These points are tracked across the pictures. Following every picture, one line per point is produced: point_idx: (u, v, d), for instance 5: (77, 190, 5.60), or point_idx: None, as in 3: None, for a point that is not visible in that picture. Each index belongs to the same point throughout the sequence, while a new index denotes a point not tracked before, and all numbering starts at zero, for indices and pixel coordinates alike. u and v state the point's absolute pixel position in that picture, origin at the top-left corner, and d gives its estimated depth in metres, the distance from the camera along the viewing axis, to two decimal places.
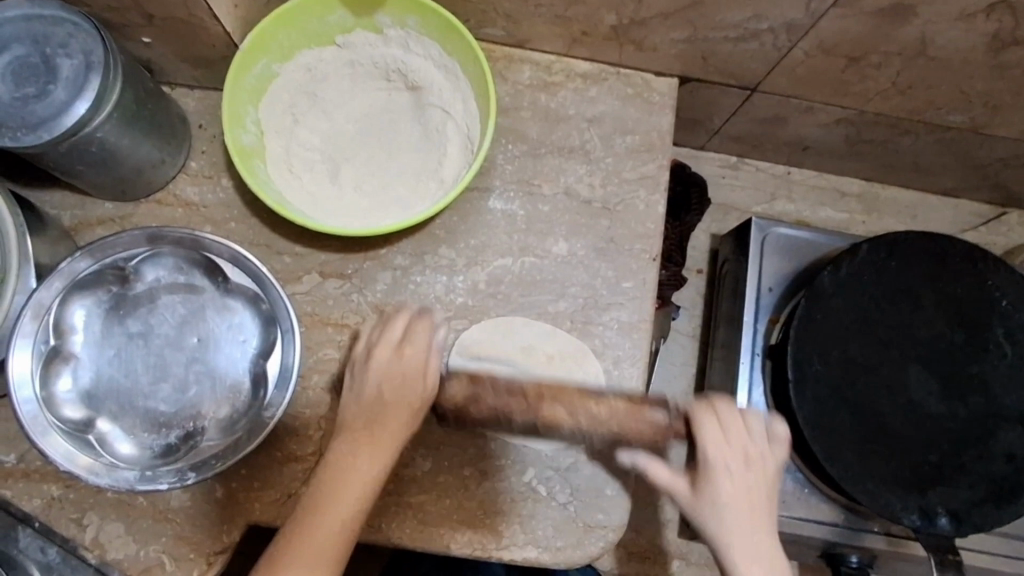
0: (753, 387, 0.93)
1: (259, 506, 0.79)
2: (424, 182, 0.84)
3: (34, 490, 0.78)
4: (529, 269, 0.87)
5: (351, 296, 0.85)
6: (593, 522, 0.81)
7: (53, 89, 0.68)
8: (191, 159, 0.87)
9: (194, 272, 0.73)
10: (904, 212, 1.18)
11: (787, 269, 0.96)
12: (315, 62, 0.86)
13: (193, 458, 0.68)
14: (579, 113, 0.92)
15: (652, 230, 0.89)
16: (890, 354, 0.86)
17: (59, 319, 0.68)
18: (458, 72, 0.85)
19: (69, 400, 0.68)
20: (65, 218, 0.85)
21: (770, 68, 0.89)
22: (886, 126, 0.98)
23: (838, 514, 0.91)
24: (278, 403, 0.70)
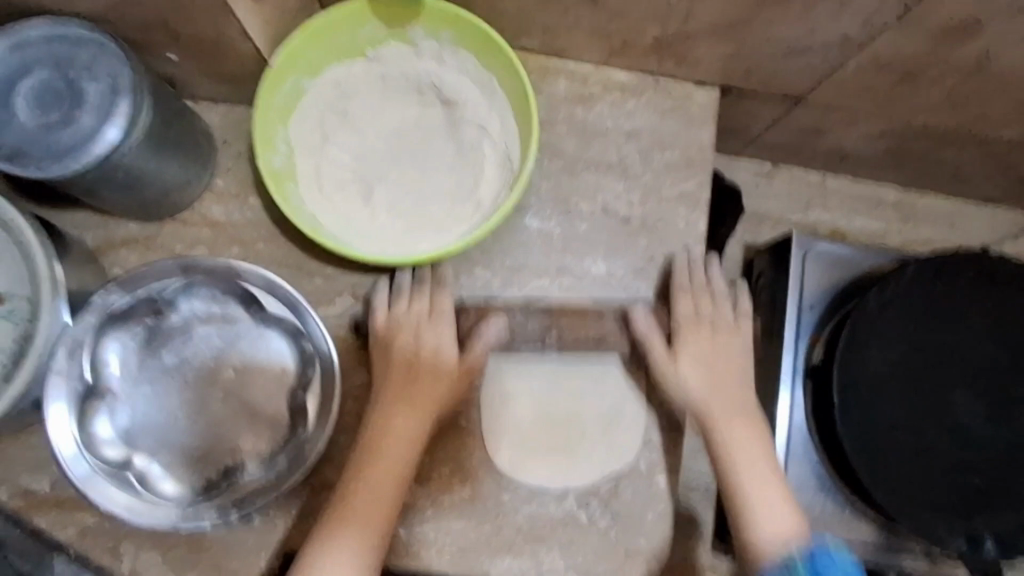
0: (793, 407, 0.91)
1: (296, 534, 0.77)
2: (461, 202, 0.81)
3: (68, 519, 0.77)
4: (566, 290, 0.85)
5: (386, 318, 0.83)
6: (633, 549, 0.80)
7: (80, 115, 0.66)
8: (217, 176, 0.84)
9: (228, 301, 0.71)
10: (942, 222, 1.15)
11: (826, 287, 0.94)
12: (345, 77, 0.83)
13: (234, 494, 0.67)
14: (616, 127, 0.89)
15: (692, 249, 0.87)
16: (936, 377, 0.84)
17: (93, 356, 0.67)
18: (494, 87, 0.82)
19: (108, 439, 0.67)
20: (89, 238, 0.82)
21: (817, 82, 0.85)
22: (931, 139, 0.95)
23: (878, 537, 0.90)
24: (318, 437, 0.68)
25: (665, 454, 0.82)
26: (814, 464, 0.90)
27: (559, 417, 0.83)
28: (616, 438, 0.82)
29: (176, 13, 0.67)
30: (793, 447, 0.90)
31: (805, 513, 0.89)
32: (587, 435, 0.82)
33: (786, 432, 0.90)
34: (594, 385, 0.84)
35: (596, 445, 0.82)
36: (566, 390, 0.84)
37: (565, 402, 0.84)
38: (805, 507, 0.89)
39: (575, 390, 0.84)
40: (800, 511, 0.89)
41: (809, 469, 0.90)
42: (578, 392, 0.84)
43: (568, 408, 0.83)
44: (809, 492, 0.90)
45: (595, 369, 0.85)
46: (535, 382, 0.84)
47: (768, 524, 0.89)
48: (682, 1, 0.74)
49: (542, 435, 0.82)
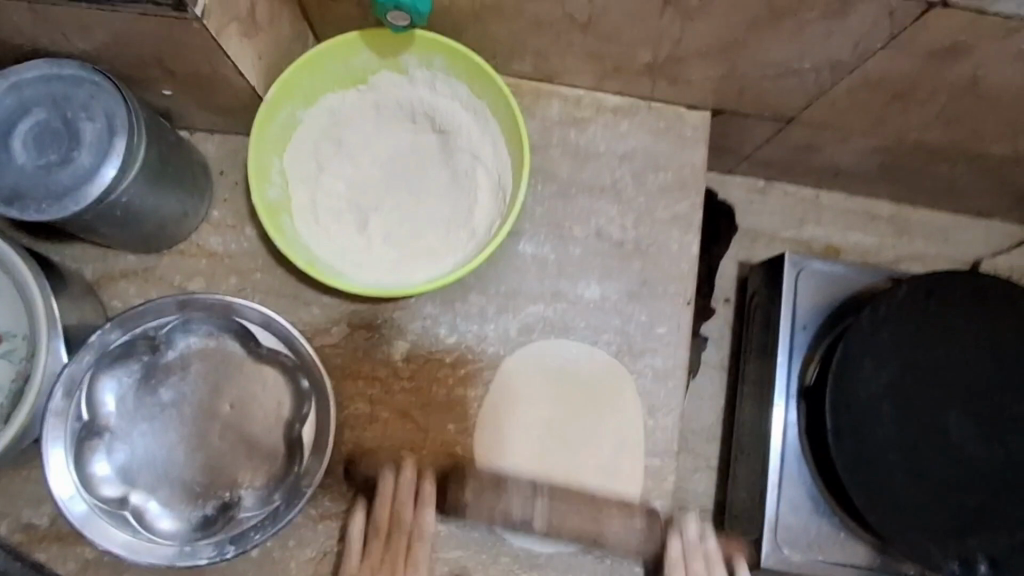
0: (788, 427, 0.91)
1: (295, 565, 0.78)
2: (455, 231, 0.81)
3: (69, 552, 0.77)
4: (561, 316, 0.86)
5: (382, 345, 0.83)
6: (632, 574, 0.80)
7: (77, 154, 0.66)
8: (214, 208, 0.85)
9: (225, 337, 0.72)
10: (936, 235, 1.15)
11: (821, 306, 0.94)
12: (338, 107, 0.83)
13: (232, 529, 0.67)
14: (609, 150, 0.89)
15: (687, 271, 0.87)
16: (930, 398, 0.85)
17: (90, 395, 0.67)
18: (486, 114, 0.82)
19: (107, 478, 0.67)
20: (86, 271, 0.83)
21: (809, 102, 0.86)
22: (923, 156, 0.96)
23: (873, 557, 0.90)
24: (316, 471, 0.68)
25: (662, 478, 0.82)
26: (809, 485, 0.91)
27: (562, 446, 0.83)
28: (616, 470, 0.82)
29: (170, 51, 0.68)
30: (788, 467, 0.91)
31: (801, 534, 0.90)
32: (589, 468, 0.82)
33: (781, 454, 0.91)
34: (598, 415, 0.84)
35: (597, 479, 0.82)
36: (568, 419, 0.84)
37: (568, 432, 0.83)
38: (800, 528, 0.90)
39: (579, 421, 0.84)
40: (795, 532, 0.90)
41: (803, 491, 0.91)
42: (581, 421, 0.84)
43: (570, 436, 0.83)
44: (804, 513, 0.90)
45: (598, 399, 0.84)
46: (539, 410, 0.84)
47: (764, 545, 0.90)
48: (674, 27, 0.74)
49: (545, 462, 0.82)
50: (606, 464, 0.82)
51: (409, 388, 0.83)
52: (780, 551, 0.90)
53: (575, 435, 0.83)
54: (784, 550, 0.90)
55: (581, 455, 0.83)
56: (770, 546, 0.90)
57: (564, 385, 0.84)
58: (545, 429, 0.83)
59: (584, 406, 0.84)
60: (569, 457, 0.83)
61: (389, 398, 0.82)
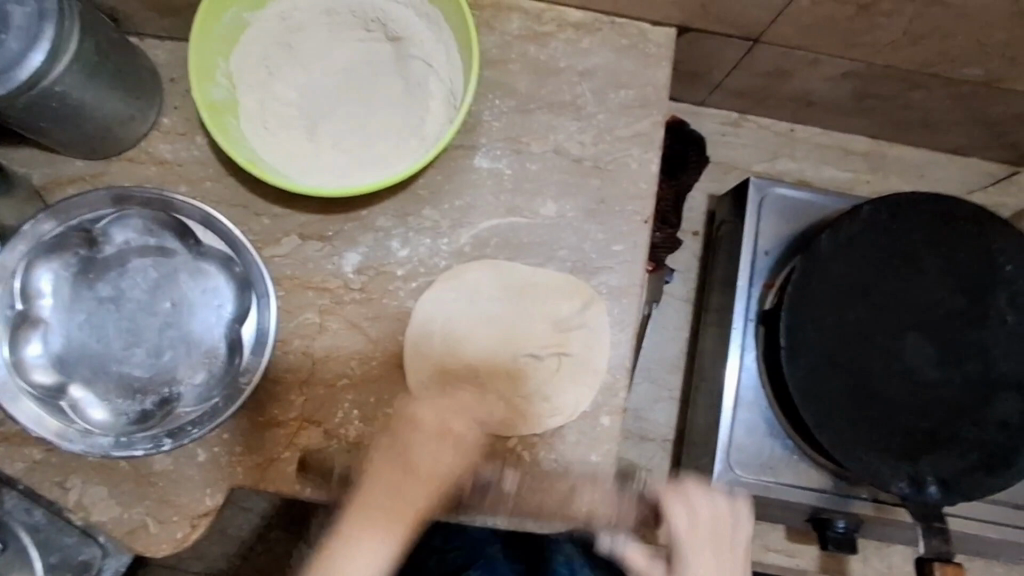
0: (744, 351, 0.91)
1: (241, 472, 0.78)
2: (404, 138, 0.79)
3: (15, 454, 0.78)
4: (515, 230, 0.84)
5: (333, 257, 0.83)
6: (579, 489, 0.81)
7: (2, 36, 0.63)
8: (164, 115, 0.83)
9: (164, 234, 0.70)
10: (911, 173, 1.14)
11: (784, 233, 0.93)
12: (289, 10, 0.80)
13: (169, 424, 0.67)
14: (570, 66, 0.87)
15: (646, 191, 0.86)
16: (885, 320, 0.84)
17: (26, 284, 0.66)
18: (440, 22, 0.80)
19: (39, 364, 0.66)
20: (34, 175, 0.82)
21: (773, 18, 0.83)
22: (895, 82, 0.93)
23: (826, 480, 0.90)
24: (255, 368, 0.69)
25: (612, 394, 0.83)
26: (764, 408, 0.91)
27: (508, 370, 0.82)
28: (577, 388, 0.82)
29: None
30: (743, 392, 0.91)
31: (754, 456, 0.90)
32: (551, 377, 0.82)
33: (737, 377, 0.91)
34: (540, 342, 0.83)
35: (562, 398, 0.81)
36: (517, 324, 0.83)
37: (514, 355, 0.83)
38: (753, 450, 0.90)
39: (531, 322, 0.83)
40: (748, 454, 0.90)
41: (757, 414, 0.90)
42: (526, 350, 0.83)
43: (515, 358, 0.83)
44: (759, 435, 0.90)
45: (536, 325, 0.83)
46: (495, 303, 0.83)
47: (716, 466, 0.91)
48: None
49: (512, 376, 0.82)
50: (535, 393, 0.82)
51: (361, 299, 0.82)
52: (731, 472, 0.90)
53: (518, 362, 0.83)
54: (736, 471, 0.90)
55: (518, 381, 0.82)
56: (722, 467, 0.90)
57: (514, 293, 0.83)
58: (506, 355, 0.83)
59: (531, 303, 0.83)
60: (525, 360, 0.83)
61: (341, 308, 0.82)
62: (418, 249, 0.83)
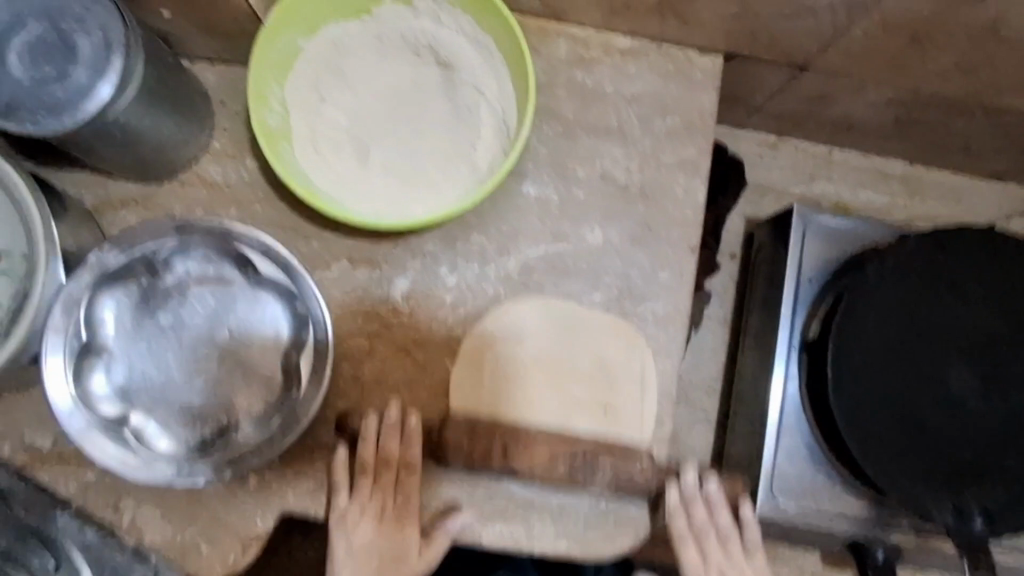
0: (788, 379, 0.92)
1: (292, 494, 0.80)
2: (456, 166, 0.80)
3: (71, 472, 0.79)
4: (561, 257, 0.85)
5: (381, 282, 0.83)
6: (623, 515, 0.82)
7: (73, 70, 0.64)
8: (214, 138, 0.84)
9: (223, 263, 0.72)
10: (948, 196, 1.13)
11: (826, 260, 0.93)
12: (341, 36, 0.80)
13: (229, 453, 0.69)
14: (617, 92, 0.87)
15: (691, 218, 0.86)
16: (930, 351, 0.84)
17: (90, 314, 0.69)
18: (491, 49, 0.80)
19: (105, 397, 0.69)
20: (86, 198, 0.82)
21: (822, 47, 0.83)
22: (939, 109, 0.93)
23: (867, 509, 0.91)
24: (312, 399, 0.70)
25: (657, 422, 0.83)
26: (806, 436, 0.92)
27: (559, 412, 0.84)
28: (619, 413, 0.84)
29: None
30: (786, 419, 0.92)
31: (795, 484, 0.91)
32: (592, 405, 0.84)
33: (780, 405, 0.92)
34: (590, 380, 0.85)
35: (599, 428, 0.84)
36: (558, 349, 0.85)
37: (563, 396, 0.84)
38: (795, 478, 0.91)
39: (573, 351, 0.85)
40: (790, 481, 0.91)
41: (800, 442, 0.92)
42: (575, 388, 0.84)
43: (565, 400, 0.84)
44: (800, 463, 0.92)
45: (585, 363, 0.85)
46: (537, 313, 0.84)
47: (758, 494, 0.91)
48: None
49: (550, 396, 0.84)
50: (586, 439, 0.83)
51: (408, 324, 0.83)
52: (774, 499, 0.91)
53: (569, 403, 0.84)
54: (778, 499, 0.91)
55: (569, 423, 0.84)
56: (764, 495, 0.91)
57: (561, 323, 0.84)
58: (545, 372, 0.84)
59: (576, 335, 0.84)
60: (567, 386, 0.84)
61: (389, 333, 0.83)
62: (465, 275, 0.84)
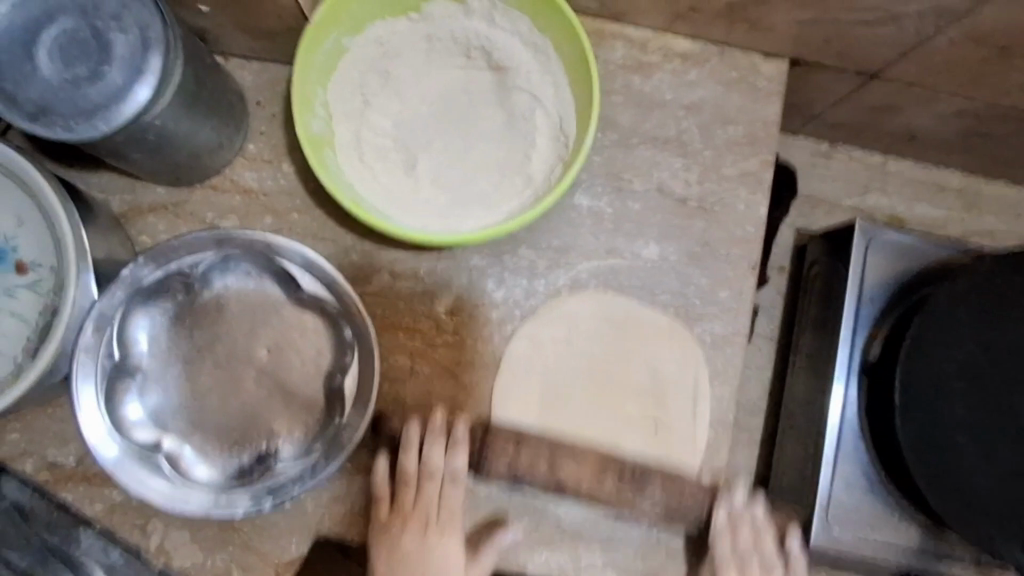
0: (847, 404, 0.87)
1: (329, 520, 0.75)
2: (509, 177, 0.75)
3: (95, 494, 0.74)
4: (614, 273, 0.80)
5: (424, 296, 0.78)
6: (677, 546, 0.77)
7: (107, 69, 0.60)
8: (249, 141, 0.79)
9: (264, 277, 0.68)
10: (1007, 211, 1.08)
11: (889, 279, 0.88)
12: (387, 36, 0.76)
13: (268, 480, 0.64)
14: (676, 99, 0.82)
15: (752, 234, 0.81)
16: (1006, 377, 0.78)
17: (123, 333, 0.64)
18: (548, 52, 0.75)
19: (140, 422, 0.64)
20: (113, 202, 0.77)
21: (899, 56, 0.78)
22: (1012, 122, 0.88)
23: (927, 541, 0.86)
24: (356, 424, 0.65)
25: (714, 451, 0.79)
26: (865, 464, 0.87)
27: (605, 428, 0.79)
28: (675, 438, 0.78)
29: None
30: (845, 445, 0.87)
31: (853, 515, 0.86)
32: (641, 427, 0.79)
33: (838, 430, 0.87)
34: (640, 396, 0.79)
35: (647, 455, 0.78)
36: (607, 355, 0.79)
37: (614, 411, 0.79)
38: (854, 508, 0.86)
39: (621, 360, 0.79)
40: (848, 512, 0.86)
41: (858, 470, 0.87)
42: (625, 406, 0.79)
43: (614, 417, 0.79)
44: (859, 493, 0.86)
45: (634, 378, 0.79)
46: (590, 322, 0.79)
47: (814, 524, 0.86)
48: None
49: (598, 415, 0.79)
50: (638, 463, 0.77)
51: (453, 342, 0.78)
52: (830, 530, 0.86)
53: (620, 424, 0.79)
54: (835, 530, 0.86)
55: (620, 443, 0.78)
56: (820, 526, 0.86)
57: (611, 325, 0.79)
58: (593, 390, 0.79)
59: (623, 340, 0.79)
60: (615, 402, 0.79)
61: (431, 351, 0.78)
62: (512, 290, 0.79)
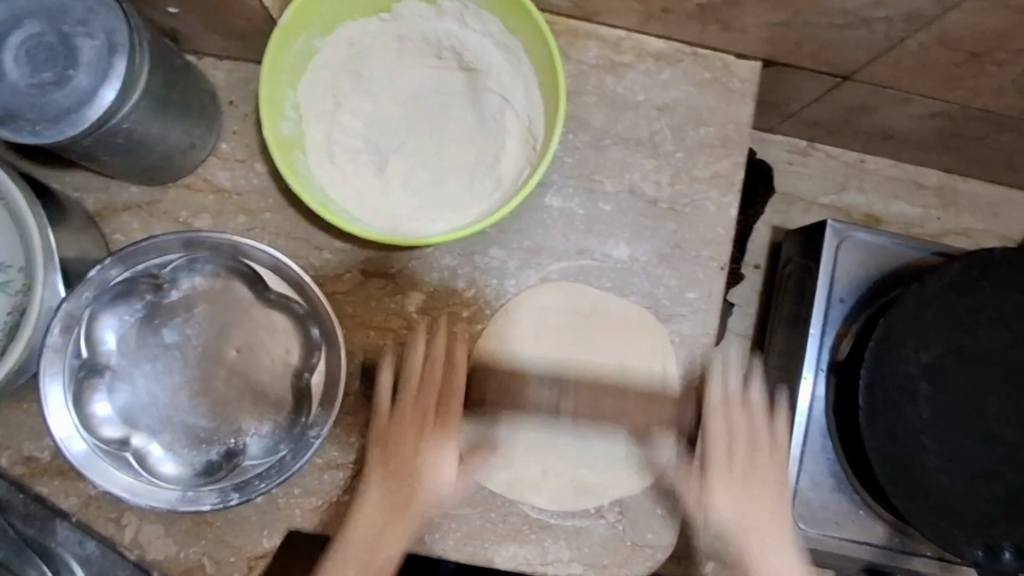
0: (814, 403, 0.88)
1: (301, 513, 0.77)
2: (479, 179, 0.76)
3: (71, 488, 0.76)
4: (584, 272, 0.81)
5: (395, 294, 0.79)
6: (642, 542, 0.79)
7: (73, 73, 0.60)
8: (222, 140, 0.79)
9: (232, 278, 0.69)
10: (984, 210, 1.09)
11: (860, 280, 0.89)
12: (359, 37, 0.76)
13: (236, 477, 0.66)
14: (648, 100, 0.82)
15: (722, 236, 0.82)
16: (970, 379, 0.81)
17: (90, 332, 0.66)
18: (518, 54, 0.75)
19: (108, 419, 0.66)
20: (87, 201, 0.78)
21: (872, 59, 0.78)
22: (988, 124, 0.89)
23: (889, 536, 0.88)
24: (322, 423, 0.67)
25: (681, 448, 0.80)
26: (830, 461, 0.88)
27: (576, 420, 0.80)
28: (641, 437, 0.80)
29: None
30: (811, 444, 0.88)
31: (818, 510, 0.88)
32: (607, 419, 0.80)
33: (804, 428, 0.88)
34: (608, 389, 0.80)
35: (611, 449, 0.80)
36: (579, 346, 0.80)
37: (583, 403, 0.80)
38: (819, 504, 0.88)
39: (592, 349, 0.80)
40: (813, 508, 0.88)
41: (824, 467, 0.88)
42: (596, 404, 0.80)
43: (583, 411, 0.80)
44: (824, 490, 0.88)
45: (605, 374, 0.80)
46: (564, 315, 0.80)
47: None
48: None
49: (568, 406, 0.80)
50: (600, 455, 0.80)
51: None
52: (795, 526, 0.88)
53: (588, 421, 0.80)
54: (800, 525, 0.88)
55: (588, 435, 0.80)
56: None
57: (583, 318, 0.80)
58: (563, 384, 0.80)
59: (592, 326, 0.80)
60: (585, 393, 0.80)
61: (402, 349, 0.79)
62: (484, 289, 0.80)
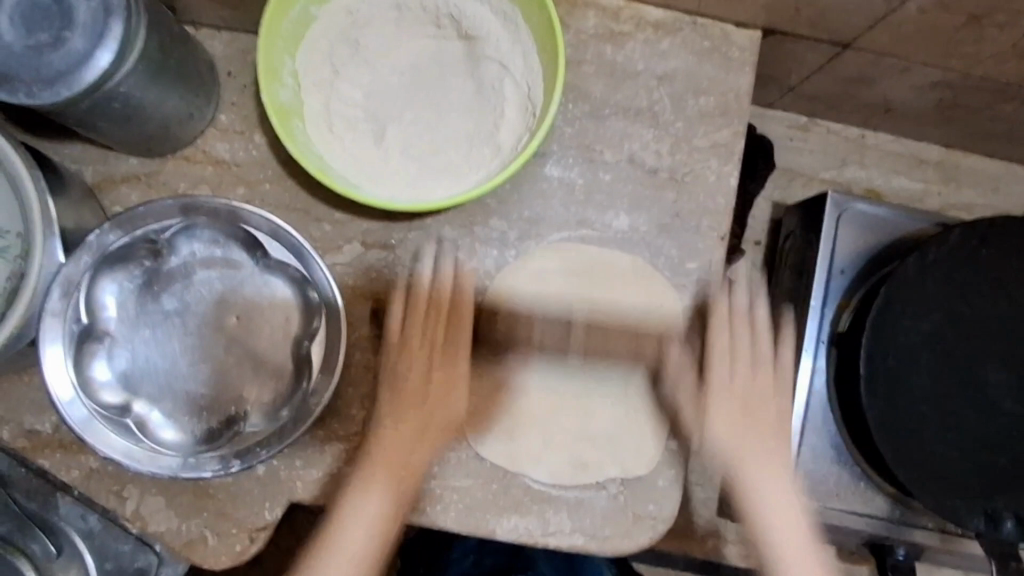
0: (815, 374, 0.88)
1: (302, 485, 0.76)
2: (478, 147, 0.75)
3: (71, 460, 0.76)
4: (584, 243, 0.81)
5: (394, 265, 0.79)
6: (644, 512, 0.79)
7: (68, 35, 0.60)
8: (220, 112, 0.79)
9: (232, 245, 0.70)
10: (983, 184, 1.09)
11: (860, 251, 0.89)
12: (356, 4, 0.75)
13: (237, 445, 0.67)
14: (648, 70, 0.82)
15: (723, 206, 0.82)
16: (969, 347, 0.80)
17: (89, 297, 0.66)
18: (516, 21, 0.75)
19: (107, 384, 0.67)
20: (86, 173, 0.78)
21: (872, 24, 0.77)
22: (988, 93, 0.88)
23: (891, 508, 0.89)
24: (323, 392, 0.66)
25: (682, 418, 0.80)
26: (832, 434, 0.88)
27: (579, 388, 0.81)
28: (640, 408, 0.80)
29: None
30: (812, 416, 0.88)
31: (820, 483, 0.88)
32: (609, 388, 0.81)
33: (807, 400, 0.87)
34: (609, 356, 0.81)
35: (611, 418, 0.80)
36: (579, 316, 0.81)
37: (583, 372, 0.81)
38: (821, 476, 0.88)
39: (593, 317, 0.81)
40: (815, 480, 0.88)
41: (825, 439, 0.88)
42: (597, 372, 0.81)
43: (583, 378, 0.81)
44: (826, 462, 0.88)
45: (606, 341, 0.81)
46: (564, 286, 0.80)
47: None
48: None
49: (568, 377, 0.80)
50: (601, 425, 0.80)
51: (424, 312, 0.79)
52: None
53: (589, 392, 0.80)
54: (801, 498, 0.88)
55: (589, 406, 0.80)
56: None
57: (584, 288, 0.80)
58: (563, 355, 0.81)
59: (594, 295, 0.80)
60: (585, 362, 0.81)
61: None
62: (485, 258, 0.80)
